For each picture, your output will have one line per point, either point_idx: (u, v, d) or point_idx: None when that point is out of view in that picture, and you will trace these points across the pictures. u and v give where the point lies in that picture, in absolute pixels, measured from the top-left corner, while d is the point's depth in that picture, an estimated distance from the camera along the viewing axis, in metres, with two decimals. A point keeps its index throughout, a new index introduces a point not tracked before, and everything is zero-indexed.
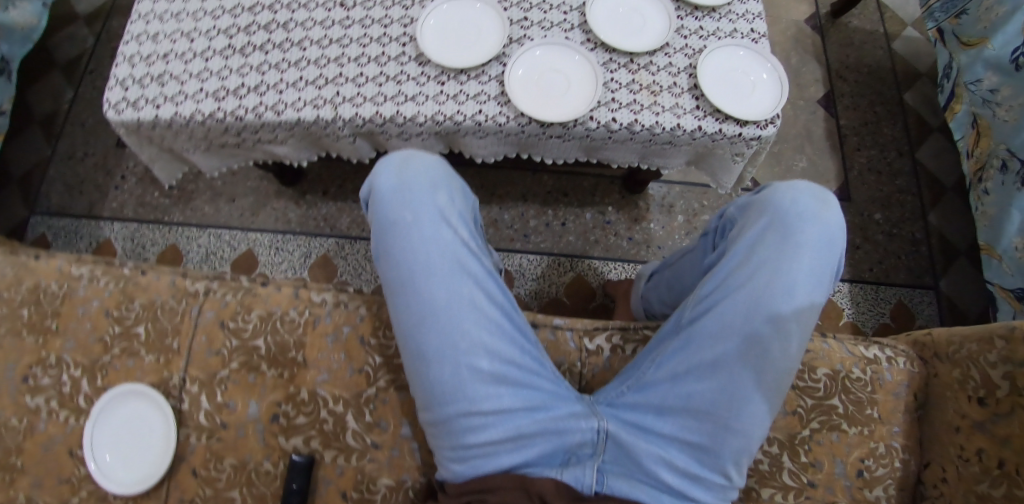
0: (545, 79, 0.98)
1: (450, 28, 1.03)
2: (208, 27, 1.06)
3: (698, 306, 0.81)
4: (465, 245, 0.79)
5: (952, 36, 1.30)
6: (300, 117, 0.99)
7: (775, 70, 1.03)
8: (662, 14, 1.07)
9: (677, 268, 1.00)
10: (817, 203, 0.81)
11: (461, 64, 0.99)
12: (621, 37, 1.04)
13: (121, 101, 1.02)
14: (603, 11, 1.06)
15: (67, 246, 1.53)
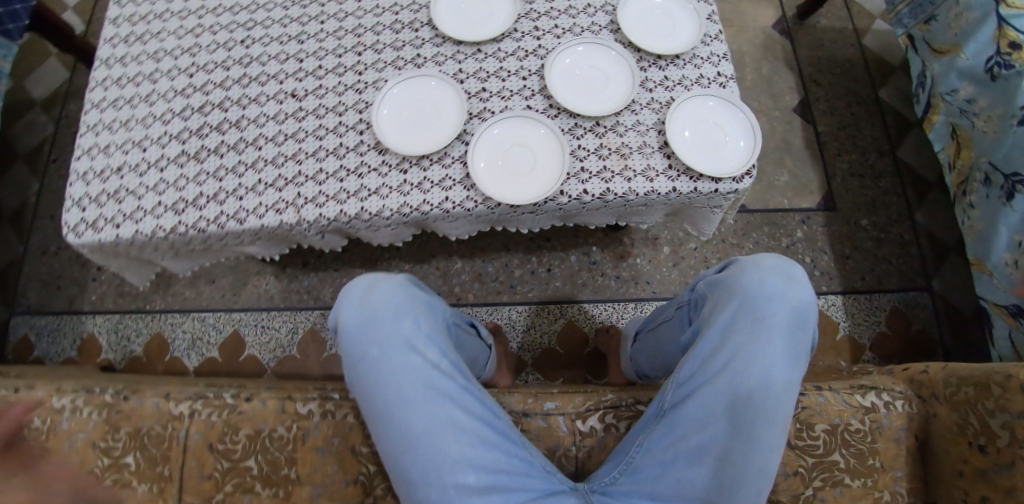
0: (511, 155, 0.96)
1: (408, 108, 1.00)
2: (159, 134, 1.03)
3: (678, 391, 0.85)
4: (435, 367, 0.78)
5: (924, 43, 1.27)
6: (263, 224, 0.96)
7: (748, 118, 1.00)
8: (625, 68, 1.04)
9: (658, 335, 1.05)
10: (785, 282, 0.85)
11: (421, 149, 0.97)
12: (584, 99, 1.01)
13: (80, 223, 0.99)
14: (564, 72, 1.03)
15: (50, 346, 1.50)
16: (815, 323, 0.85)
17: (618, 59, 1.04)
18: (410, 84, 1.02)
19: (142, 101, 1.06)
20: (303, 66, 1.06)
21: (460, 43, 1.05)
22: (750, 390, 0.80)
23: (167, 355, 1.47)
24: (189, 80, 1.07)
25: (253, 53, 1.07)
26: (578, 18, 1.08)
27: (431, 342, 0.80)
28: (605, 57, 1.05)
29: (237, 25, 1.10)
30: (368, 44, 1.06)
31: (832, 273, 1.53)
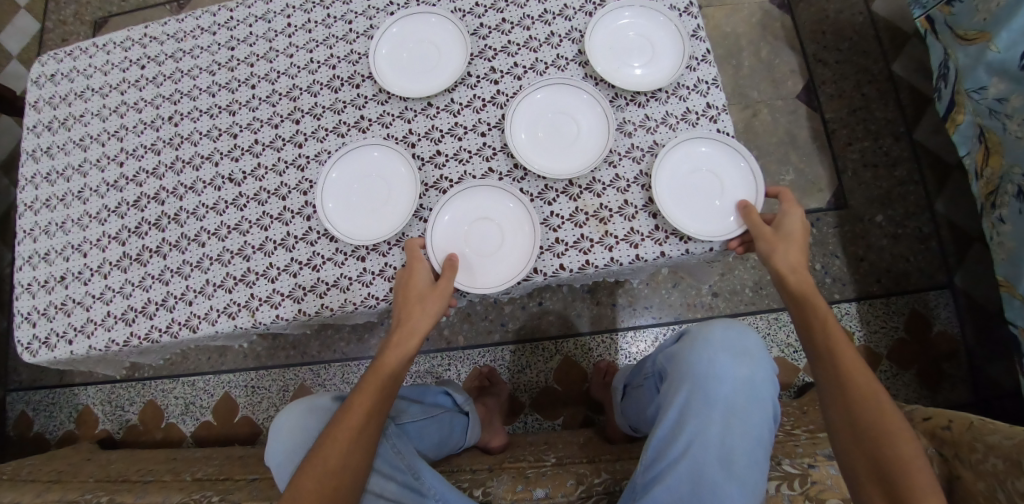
0: (474, 232, 0.85)
1: (354, 189, 0.90)
2: (97, 236, 0.98)
3: (646, 474, 0.78)
4: (379, 496, 0.86)
5: (946, 28, 1.12)
6: (216, 330, 0.90)
7: (747, 162, 0.84)
8: (597, 111, 0.89)
9: (638, 396, 0.97)
10: (737, 356, 0.78)
11: (375, 235, 0.87)
12: (552, 158, 0.88)
13: (32, 340, 0.95)
14: (527, 124, 0.89)
15: (48, 420, 1.50)
16: (777, 394, 0.78)
17: (589, 101, 0.89)
18: (354, 158, 0.91)
19: (75, 197, 1.00)
20: (238, 141, 0.96)
21: (406, 98, 0.92)
22: (712, 474, 0.73)
23: (162, 422, 1.45)
24: (119, 169, 0.99)
25: (184, 131, 0.99)
26: (541, 52, 0.93)
27: (376, 469, 0.88)
28: (573, 99, 0.89)
29: (164, 99, 1.01)
30: (305, 109, 0.96)
31: (844, 279, 1.43)
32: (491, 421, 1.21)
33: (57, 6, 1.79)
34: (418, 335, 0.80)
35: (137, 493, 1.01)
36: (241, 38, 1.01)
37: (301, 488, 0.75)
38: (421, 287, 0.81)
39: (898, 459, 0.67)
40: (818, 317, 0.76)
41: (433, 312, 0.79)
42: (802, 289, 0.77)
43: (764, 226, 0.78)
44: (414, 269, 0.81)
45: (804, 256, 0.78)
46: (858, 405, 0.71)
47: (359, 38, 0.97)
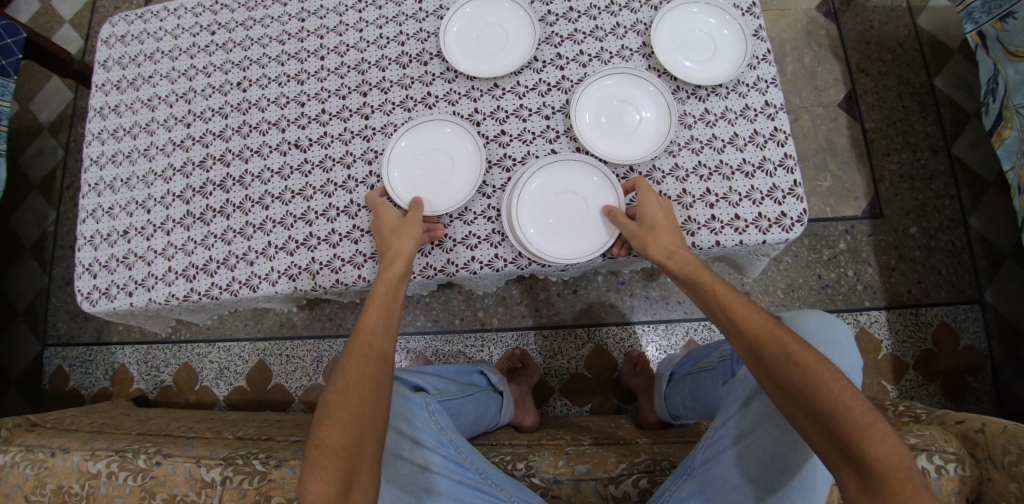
0: (558, 204, 0.86)
1: (420, 161, 0.91)
2: (161, 193, 1.01)
3: (707, 451, 0.79)
4: (424, 469, 0.82)
5: (998, 43, 1.13)
6: (276, 291, 0.93)
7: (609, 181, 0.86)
8: (658, 102, 0.89)
9: (699, 384, 0.98)
10: (827, 348, 0.82)
11: (441, 206, 0.89)
12: (612, 146, 0.89)
13: (93, 290, 0.98)
14: (588, 114, 0.90)
15: (84, 376, 1.53)
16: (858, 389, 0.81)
17: (651, 91, 0.89)
18: (422, 131, 0.93)
19: (140, 155, 1.03)
20: (305, 110, 0.99)
21: (473, 78, 0.95)
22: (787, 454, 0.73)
23: (197, 385, 1.48)
24: (186, 130, 1.02)
25: (251, 97, 1.02)
26: (606, 41, 0.94)
27: (419, 441, 0.85)
28: (635, 90, 0.90)
29: (233, 65, 1.03)
30: (373, 83, 0.98)
31: (876, 287, 1.44)
32: (524, 403, 1.22)
33: None
34: (404, 254, 0.81)
35: (182, 446, 1.04)
36: (312, 11, 1.03)
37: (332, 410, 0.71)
38: (392, 220, 0.85)
39: (851, 428, 0.60)
40: (720, 305, 0.73)
41: (410, 236, 0.82)
42: (688, 275, 0.76)
43: (629, 223, 0.81)
44: (381, 210, 0.86)
45: (677, 238, 0.79)
46: (796, 382, 0.64)
47: (428, 17, 1.00)
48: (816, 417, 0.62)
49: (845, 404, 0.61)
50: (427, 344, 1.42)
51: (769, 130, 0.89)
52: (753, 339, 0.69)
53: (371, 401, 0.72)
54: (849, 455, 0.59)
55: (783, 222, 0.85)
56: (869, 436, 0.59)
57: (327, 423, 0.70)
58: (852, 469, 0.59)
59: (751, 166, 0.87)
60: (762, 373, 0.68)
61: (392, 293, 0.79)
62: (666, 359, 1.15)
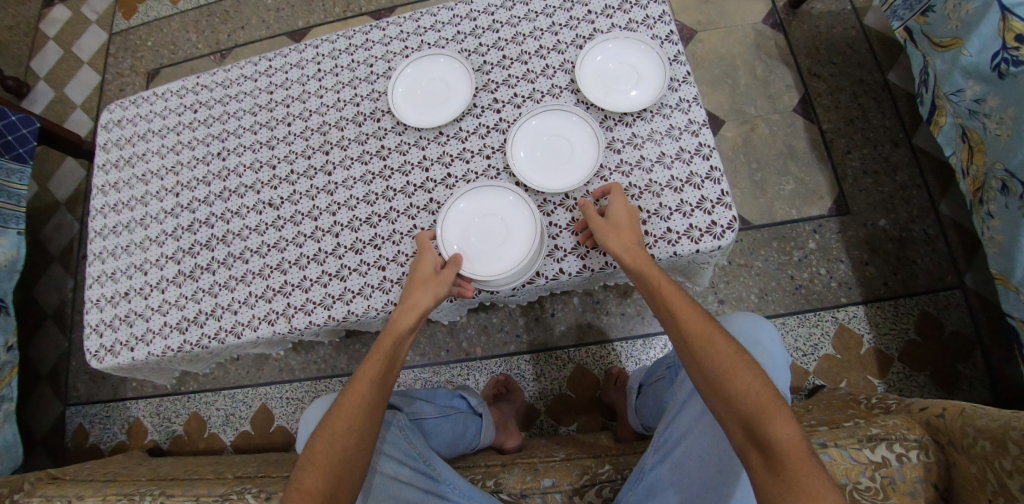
0: (488, 238, 0.93)
1: (474, 226, 0.94)
2: (156, 256, 1.11)
3: (657, 453, 0.85)
4: (394, 479, 0.89)
5: (923, 36, 1.19)
6: (257, 336, 1.01)
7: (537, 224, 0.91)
8: (586, 126, 0.97)
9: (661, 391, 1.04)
10: (750, 346, 0.91)
11: (508, 267, 0.91)
12: (551, 172, 0.96)
13: (99, 348, 1.08)
14: (524, 146, 0.98)
15: (103, 431, 1.63)
16: (783, 381, 0.90)
17: (579, 118, 0.98)
18: (495, 192, 0.95)
19: (136, 224, 1.14)
20: (276, 172, 1.10)
21: (421, 129, 1.04)
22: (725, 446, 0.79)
23: (205, 432, 1.56)
24: (175, 199, 1.13)
25: (229, 164, 1.13)
26: (537, 82, 1.04)
27: (388, 453, 0.91)
28: (564, 119, 0.98)
29: (213, 137, 1.15)
30: (334, 141, 1.08)
31: (851, 283, 1.46)
32: (506, 424, 1.27)
33: (116, 61, 2.02)
34: (419, 309, 0.86)
35: (184, 487, 1.11)
36: (278, 83, 1.15)
37: (315, 450, 0.80)
38: (428, 270, 0.90)
39: (759, 414, 0.70)
40: (663, 301, 0.80)
41: (433, 292, 0.87)
42: (638, 269, 0.83)
43: (597, 218, 0.87)
44: (424, 255, 0.91)
45: (635, 237, 0.86)
46: (719, 374, 0.74)
47: (379, 78, 1.10)
48: (732, 404, 0.72)
49: (757, 395, 0.71)
50: (416, 376, 1.48)
51: (694, 146, 0.97)
52: (689, 336, 0.77)
53: (351, 455, 0.79)
54: (758, 439, 0.69)
55: (713, 230, 0.92)
56: (775, 423, 0.69)
57: (309, 469, 0.79)
58: (760, 453, 0.68)
59: (679, 182, 0.95)
60: (693, 363, 0.77)
61: (399, 346, 0.86)
62: (635, 372, 1.20)
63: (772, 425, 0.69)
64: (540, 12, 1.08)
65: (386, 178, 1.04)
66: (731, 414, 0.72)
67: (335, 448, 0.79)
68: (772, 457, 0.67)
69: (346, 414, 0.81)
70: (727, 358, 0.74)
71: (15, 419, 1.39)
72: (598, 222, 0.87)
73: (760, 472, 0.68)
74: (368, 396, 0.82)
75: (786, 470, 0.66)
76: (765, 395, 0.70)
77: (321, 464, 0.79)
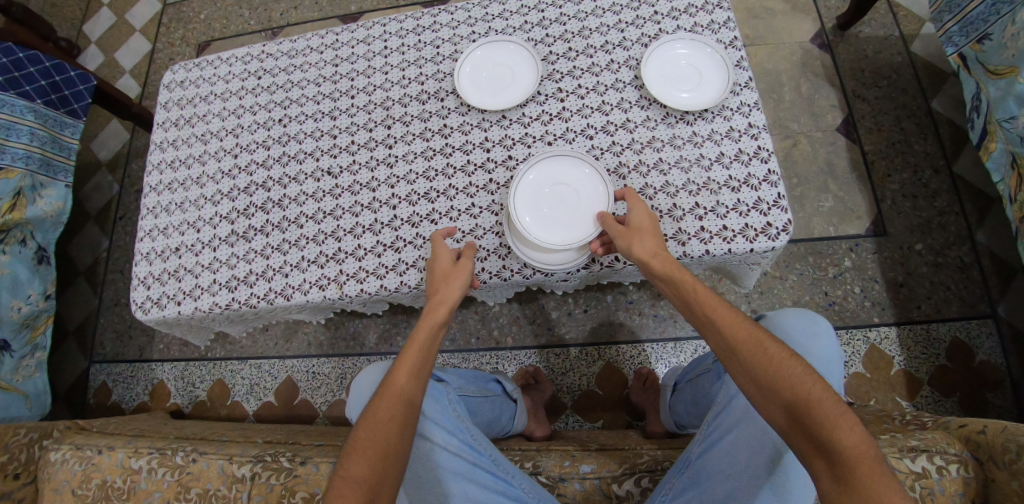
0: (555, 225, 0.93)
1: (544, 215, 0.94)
2: (210, 215, 1.11)
3: (706, 441, 0.87)
4: (443, 449, 0.91)
5: (977, 63, 1.20)
6: (307, 299, 1.01)
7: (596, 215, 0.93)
8: (560, 164, 0.96)
9: (702, 385, 1.05)
10: (806, 341, 0.92)
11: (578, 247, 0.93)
12: (580, 209, 0.94)
13: (147, 300, 1.09)
14: (535, 219, 0.94)
15: (126, 391, 1.64)
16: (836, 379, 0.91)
17: (538, 166, 0.97)
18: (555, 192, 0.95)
19: (193, 182, 1.14)
20: (337, 141, 1.11)
21: (484, 111, 1.07)
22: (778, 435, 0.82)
23: (228, 400, 1.56)
24: (234, 160, 1.14)
25: (290, 131, 1.14)
26: (602, 76, 1.08)
27: (439, 424, 0.92)
28: (531, 178, 0.96)
29: (275, 104, 1.17)
30: (396, 117, 1.10)
31: (884, 303, 1.46)
32: (537, 414, 1.28)
33: (167, 31, 2.06)
34: (448, 303, 0.88)
35: (216, 446, 1.12)
36: (344, 57, 1.17)
37: (357, 438, 0.77)
38: (446, 264, 0.92)
39: (823, 421, 0.67)
40: (699, 306, 0.80)
41: (457, 285, 0.89)
42: (670, 275, 0.83)
43: (617, 225, 0.88)
44: (439, 250, 0.93)
45: (658, 241, 0.86)
46: (768, 380, 0.72)
47: (445, 60, 1.13)
48: (790, 411, 0.70)
49: (817, 400, 0.69)
50: (445, 361, 1.49)
51: (754, 149, 0.99)
52: (732, 344, 0.76)
53: (393, 440, 0.77)
54: (820, 446, 0.67)
55: (768, 231, 0.94)
56: (838, 430, 0.67)
57: (351, 456, 0.76)
58: (826, 462, 0.67)
59: (737, 182, 0.97)
60: (739, 369, 0.75)
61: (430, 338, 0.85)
62: (669, 372, 1.22)
63: (836, 432, 0.67)
64: (608, 9, 1.12)
65: (447, 156, 1.06)
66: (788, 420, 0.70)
67: (378, 439, 0.77)
68: (841, 465, 0.65)
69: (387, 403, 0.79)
70: (780, 369, 0.72)
71: (46, 368, 1.41)
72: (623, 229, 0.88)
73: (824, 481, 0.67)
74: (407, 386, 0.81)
75: (854, 479, 0.64)
76: (827, 400, 0.68)
77: (364, 452, 0.76)
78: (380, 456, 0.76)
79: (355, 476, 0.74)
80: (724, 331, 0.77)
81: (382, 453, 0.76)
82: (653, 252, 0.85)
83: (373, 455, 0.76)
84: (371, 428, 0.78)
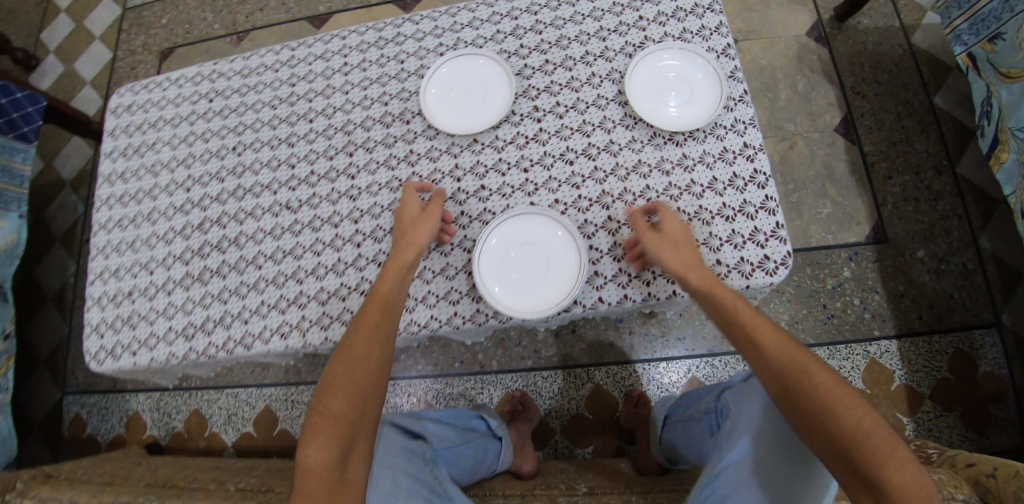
0: (529, 281, 0.87)
1: (517, 274, 0.87)
2: (163, 255, 1.03)
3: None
4: None
5: (988, 64, 1.11)
6: (269, 349, 0.94)
7: (573, 266, 0.86)
8: (500, 223, 0.90)
9: (694, 434, 0.98)
10: None
11: (556, 297, 0.86)
12: (557, 257, 0.87)
13: (100, 350, 1.01)
14: (521, 292, 0.86)
15: (100, 423, 1.58)
16: None
17: (500, 229, 0.90)
18: (521, 249, 0.88)
19: (144, 219, 1.06)
20: (295, 172, 1.02)
21: (453, 134, 0.99)
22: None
23: (206, 431, 1.51)
24: (186, 194, 1.06)
25: (245, 160, 1.05)
26: (582, 92, 0.99)
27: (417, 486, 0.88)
28: (490, 248, 0.88)
29: (228, 130, 1.08)
30: (358, 143, 1.02)
31: (885, 315, 1.39)
32: (523, 447, 1.23)
33: (128, 38, 1.94)
34: (416, 244, 0.86)
35: (184, 499, 1.06)
36: (301, 75, 1.08)
37: (333, 378, 0.79)
38: (412, 210, 0.90)
39: (869, 453, 0.62)
40: (735, 319, 0.76)
41: (427, 229, 0.87)
42: (707, 287, 0.78)
43: (649, 236, 0.83)
44: (407, 198, 0.91)
45: (695, 252, 0.82)
46: (812, 405, 0.67)
47: (410, 77, 1.04)
48: (835, 440, 0.65)
49: (863, 430, 0.64)
50: (429, 387, 1.42)
51: (749, 172, 0.91)
52: (772, 362, 0.72)
53: (369, 380, 0.79)
54: (867, 483, 0.62)
55: (766, 265, 0.87)
56: (886, 466, 0.61)
57: (330, 396, 0.77)
58: (872, 500, 0.61)
59: (731, 211, 0.90)
60: (778, 390, 0.71)
61: (400, 279, 0.84)
62: (660, 402, 1.16)
63: (886, 469, 0.61)
64: (587, 15, 1.03)
65: None
66: (830, 450, 0.65)
67: (353, 372, 0.79)
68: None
69: (362, 341, 0.80)
70: (822, 390, 0.68)
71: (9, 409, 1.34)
72: (659, 237, 0.83)
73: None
74: (379, 324, 0.81)
75: None
76: (874, 430, 0.63)
77: (341, 393, 0.77)
78: (356, 388, 0.78)
79: (332, 406, 0.76)
80: (763, 346, 0.73)
81: (361, 385, 0.78)
82: (690, 263, 0.80)
83: (352, 389, 0.78)
84: (348, 363, 0.79)
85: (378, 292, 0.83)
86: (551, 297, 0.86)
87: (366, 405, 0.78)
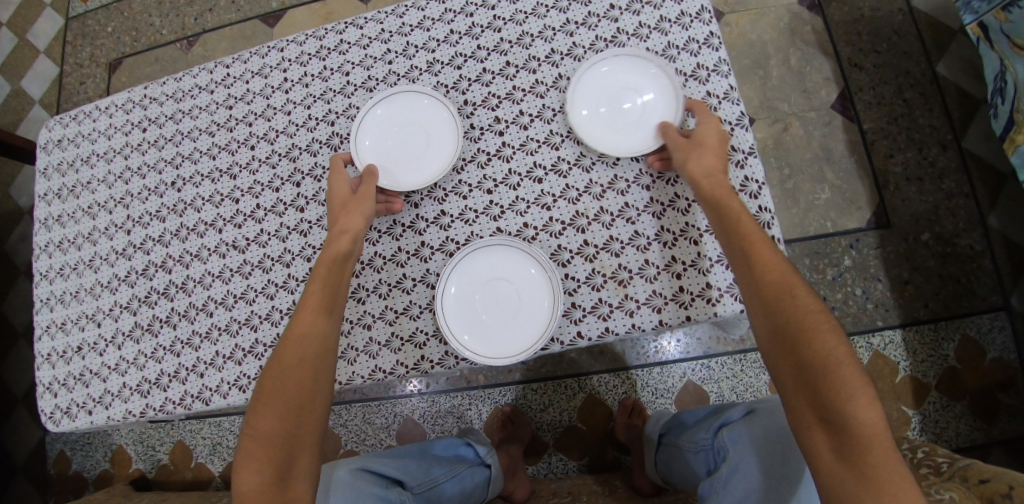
0: (497, 324, 0.79)
1: (485, 317, 0.80)
2: (110, 305, 0.96)
3: None
4: None
5: (1003, 37, 1.00)
6: (228, 403, 0.87)
7: (545, 303, 0.79)
8: (459, 263, 0.82)
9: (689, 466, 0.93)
10: None
11: (530, 339, 0.78)
12: (527, 296, 0.80)
13: (54, 411, 0.94)
14: (494, 335, 0.79)
15: (86, 459, 1.54)
16: None
17: (462, 266, 0.82)
18: (489, 288, 0.81)
19: (86, 266, 0.98)
20: (240, 206, 0.94)
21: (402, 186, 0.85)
22: None
23: (192, 462, 1.47)
24: (128, 237, 0.98)
25: (186, 196, 0.97)
26: (548, 97, 0.89)
27: None
28: (454, 290, 0.81)
29: (166, 163, 0.99)
30: (305, 170, 0.93)
31: (888, 305, 1.32)
32: (514, 472, 1.19)
33: (74, 50, 1.82)
34: (350, 232, 0.79)
35: None
36: (238, 96, 0.98)
37: (265, 385, 0.71)
38: (343, 192, 0.83)
39: (835, 382, 0.60)
40: (737, 231, 0.70)
41: (359, 211, 0.80)
42: (717, 196, 0.73)
43: (678, 138, 0.78)
44: (337, 178, 0.84)
45: (720, 160, 0.76)
46: (791, 327, 0.63)
47: (356, 91, 0.94)
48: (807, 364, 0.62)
49: (838, 360, 0.61)
50: (414, 406, 1.37)
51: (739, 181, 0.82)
52: (760, 276, 0.67)
53: (306, 388, 0.71)
54: (827, 411, 0.60)
55: None
56: (859, 406, 0.59)
57: (259, 409, 0.70)
58: (824, 427, 0.60)
59: None
60: (759, 305, 0.67)
61: (336, 270, 0.77)
62: (655, 418, 1.10)
63: (851, 401, 0.59)
64: (551, 6, 0.91)
65: None
66: (794, 375, 0.63)
67: (286, 378, 0.71)
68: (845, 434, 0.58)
69: (297, 343, 0.73)
70: (808, 315, 0.64)
71: None
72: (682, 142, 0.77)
73: (824, 457, 0.59)
74: (313, 324, 0.73)
75: (859, 454, 0.58)
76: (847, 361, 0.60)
77: (272, 403, 0.70)
78: (291, 395, 0.70)
79: (264, 420, 0.69)
80: (758, 263, 0.68)
81: (297, 391, 0.71)
82: (706, 172, 0.74)
83: (285, 399, 0.70)
84: (283, 363, 0.72)
85: (315, 287, 0.76)
86: (524, 339, 0.79)
87: (304, 414, 0.71)
